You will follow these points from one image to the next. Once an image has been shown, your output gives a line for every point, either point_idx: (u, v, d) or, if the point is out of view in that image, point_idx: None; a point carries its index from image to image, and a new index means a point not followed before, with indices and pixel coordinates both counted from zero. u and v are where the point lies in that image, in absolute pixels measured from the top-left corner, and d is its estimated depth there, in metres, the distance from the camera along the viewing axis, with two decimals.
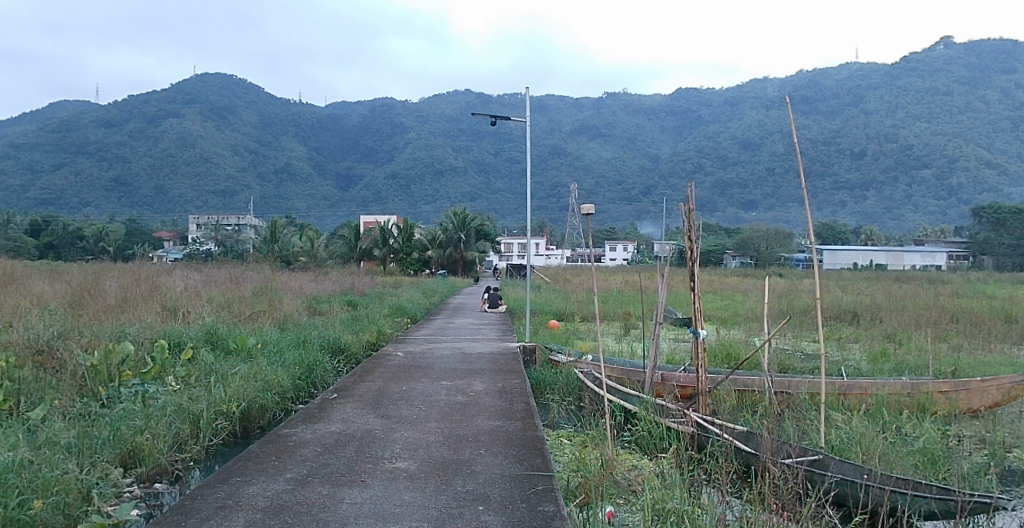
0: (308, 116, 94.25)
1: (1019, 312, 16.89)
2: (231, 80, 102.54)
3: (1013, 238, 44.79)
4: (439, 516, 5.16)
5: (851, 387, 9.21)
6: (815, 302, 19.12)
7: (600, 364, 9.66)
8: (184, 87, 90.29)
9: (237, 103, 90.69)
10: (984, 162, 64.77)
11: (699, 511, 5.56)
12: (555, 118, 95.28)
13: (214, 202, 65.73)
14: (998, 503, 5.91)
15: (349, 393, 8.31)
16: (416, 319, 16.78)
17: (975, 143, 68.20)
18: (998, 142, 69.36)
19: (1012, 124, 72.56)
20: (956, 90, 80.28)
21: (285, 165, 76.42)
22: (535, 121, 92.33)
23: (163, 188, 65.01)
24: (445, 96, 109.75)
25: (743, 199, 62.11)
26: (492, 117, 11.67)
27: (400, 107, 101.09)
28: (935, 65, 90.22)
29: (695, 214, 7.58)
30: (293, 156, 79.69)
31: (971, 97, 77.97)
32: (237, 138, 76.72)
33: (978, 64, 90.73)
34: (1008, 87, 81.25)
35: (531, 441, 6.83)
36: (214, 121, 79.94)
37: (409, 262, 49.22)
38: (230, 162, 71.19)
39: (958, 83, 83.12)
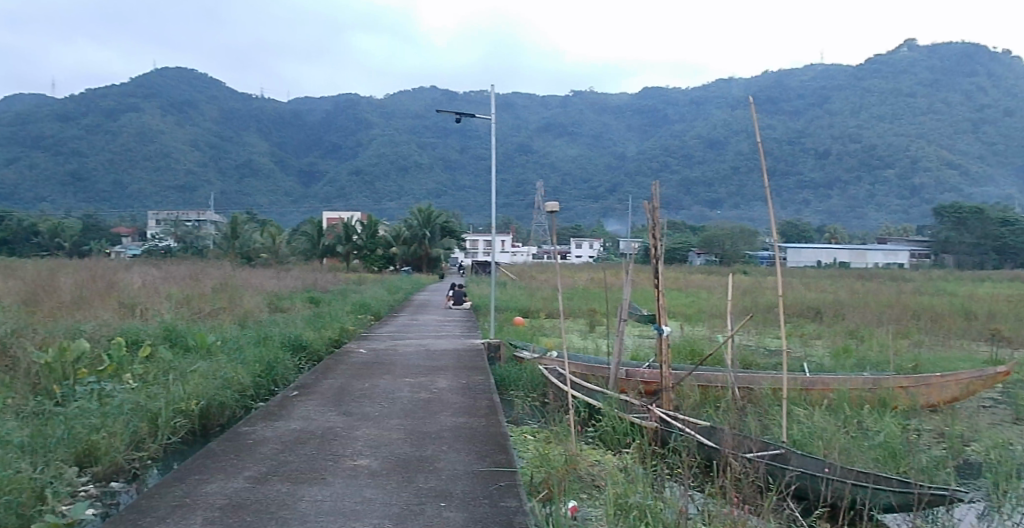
0: (271, 112, 93.22)
1: (979, 310, 17.14)
2: (193, 72, 100.50)
3: (973, 238, 45.38)
4: (400, 513, 5.13)
5: (814, 382, 9.26)
6: (779, 298, 19.35)
7: (564, 360, 9.65)
8: (145, 81, 88.70)
9: (198, 96, 88.79)
10: (946, 163, 66.19)
11: (661, 505, 5.60)
12: (521, 115, 94.72)
13: (174, 198, 64.86)
14: (955, 495, 6.06)
15: (310, 390, 8.22)
16: (380, 315, 16.71)
17: (937, 145, 69.52)
18: (959, 142, 70.81)
19: (973, 124, 74.19)
20: (919, 93, 82.29)
21: (246, 161, 75.58)
22: (502, 119, 91.79)
23: (122, 182, 63.46)
24: (412, 92, 108.74)
25: (709, 197, 62.07)
26: (460, 118, 11.52)
27: (365, 103, 99.74)
28: (899, 68, 92.08)
29: (660, 213, 7.59)
30: (255, 152, 78.72)
31: (935, 100, 80.09)
32: (199, 133, 75.64)
33: (941, 66, 92.82)
34: (971, 91, 83.43)
35: (494, 436, 6.84)
36: (174, 115, 78.51)
37: (374, 259, 50.03)
38: (189, 158, 70.42)
39: (921, 86, 85.43)
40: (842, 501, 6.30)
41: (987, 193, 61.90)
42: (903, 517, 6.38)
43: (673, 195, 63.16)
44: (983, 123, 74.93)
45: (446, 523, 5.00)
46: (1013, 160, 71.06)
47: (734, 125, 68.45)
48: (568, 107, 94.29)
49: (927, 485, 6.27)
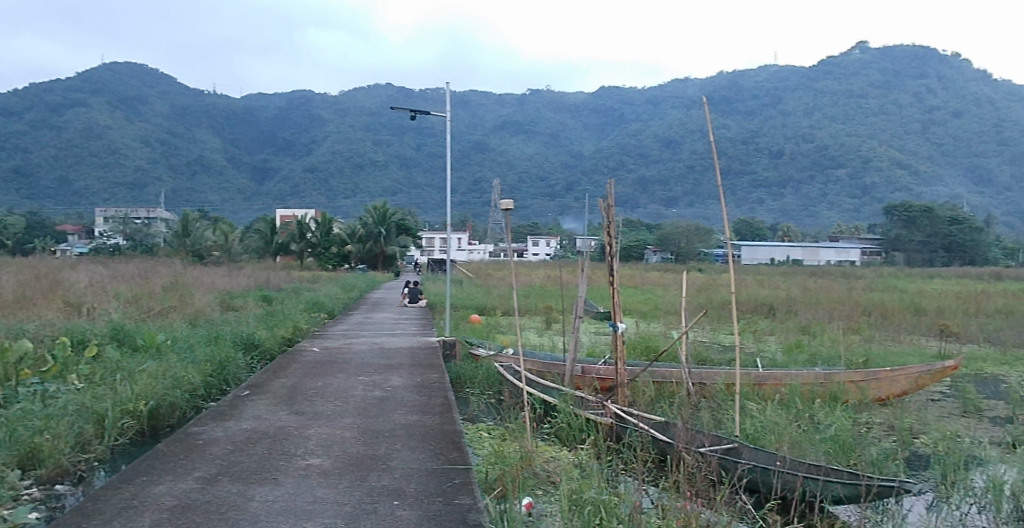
0: (223, 108, 91.56)
1: (928, 306, 17.62)
2: (142, 66, 97.96)
3: (922, 235, 46.60)
4: (352, 512, 5.10)
5: (766, 377, 9.43)
6: (733, 296, 19.66)
7: (520, 358, 9.66)
8: (93, 75, 86.35)
9: (148, 91, 86.74)
10: (897, 163, 70.45)
11: (616, 500, 5.65)
12: (478, 113, 94.47)
13: (123, 195, 63.41)
14: (902, 486, 6.22)
15: (262, 390, 8.12)
16: (334, 313, 16.59)
17: (888, 145, 74.38)
18: (910, 146, 76.01)
19: (922, 126, 80.20)
20: (871, 94, 86.13)
21: (197, 157, 74.87)
22: (460, 116, 91.29)
23: (68, 179, 61.73)
24: (367, 89, 107.60)
25: (664, 196, 62.39)
26: (415, 116, 11.37)
27: (319, 99, 98.22)
28: (851, 69, 94.74)
29: (614, 211, 7.62)
30: (208, 148, 77.89)
31: (886, 101, 85.21)
32: (150, 129, 74.01)
33: (891, 69, 96.06)
34: (920, 92, 88.32)
35: (449, 434, 6.84)
36: (123, 110, 76.49)
37: (327, 257, 49.66)
38: (139, 154, 69.12)
39: (873, 87, 89.42)
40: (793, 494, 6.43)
41: (935, 191, 66.27)
42: (852, 508, 6.53)
43: (629, 194, 63.89)
44: (931, 124, 81.35)
45: (399, 520, 4.99)
46: (957, 162, 74.99)
47: (690, 126, 70.14)
48: (526, 106, 94.20)
49: (874, 477, 6.40)
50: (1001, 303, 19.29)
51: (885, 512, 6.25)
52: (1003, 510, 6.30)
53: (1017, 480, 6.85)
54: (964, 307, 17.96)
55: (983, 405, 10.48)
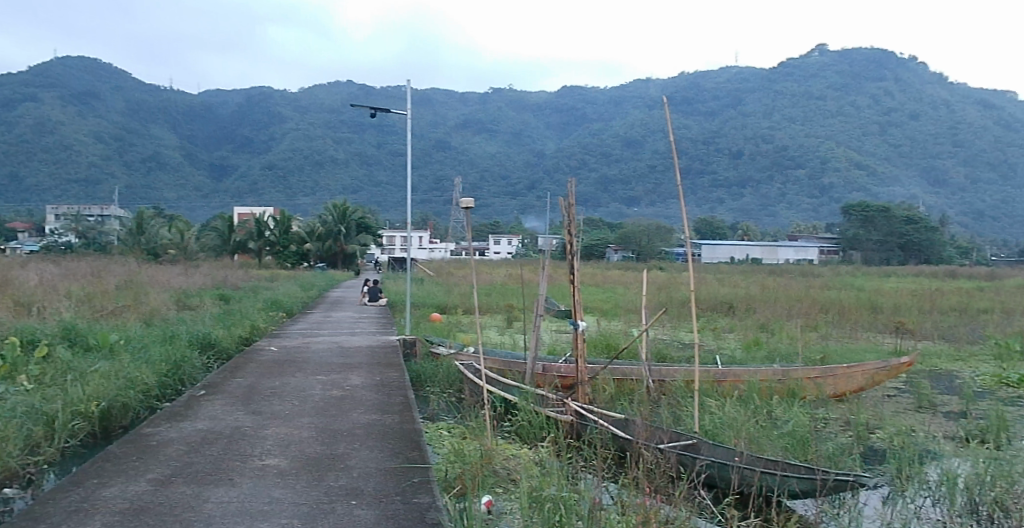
0: (181, 104, 90.13)
1: (883, 304, 17.99)
2: (96, 61, 95.94)
3: (880, 235, 47.29)
4: (309, 513, 5.07)
5: (725, 374, 9.54)
6: (692, 294, 19.85)
7: (480, 356, 9.66)
8: (45, 70, 84.42)
9: (102, 87, 84.95)
10: (856, 164, 72.22)
11: (576, 498, 5.68)
12: (442, 110, 94.31)
13: (76, 192, 62.39)
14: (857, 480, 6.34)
15: (219, 389, 8.05)
16: (293, 313, 16.45)
17: (847, 146, 76.29)
18: (867, 145, 79.33)
19: (880, 127, 83.17)
20: (829, 96, 87.96)
21: (153, 154, 73.52)
22: (423, 114, 90.98)
23: (18, 176, 61.45)
24: (329, 86, 106.65)
25: (626, 195, 62.62)
26: (376, 113, 11.24)
27: (278, 96, 96.72)
28: (810, 72, 96.72)
29: (575, 210, 7.64)
30: (164, 145, 76.49)
31: (845, 102, 87.19)
32: (102, 124, 72.50)
33: (849, 71, 98.25)
34: (877, 94, 90.94)
35: (409, 433, 6.82)
36: (75, 105, 74.82)
37: (285, 255, 49.43)
38: (92, 150, 67.95)
39: (831, 89, 91.18)
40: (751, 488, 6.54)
41: (892, 192, 69.32)
42: (809, 503, 6.63)
43: (591, 193, 64.40)
44: (889, 126, 84.21)
45: (356, 520, 4.98)
46: (912, 163, 77.62)
47: (651, 126, 71.71)
48: (489, 104, 93.96)
49: (830, 472, 6.52)
50: (955, 300, 19.87)
51: (842, 505, 6.39)
52: (956, 502, 6.44)
53: (968, 472, 7.04)
54: (920, 304, 18.45)
55: (937, 400, 10.78)
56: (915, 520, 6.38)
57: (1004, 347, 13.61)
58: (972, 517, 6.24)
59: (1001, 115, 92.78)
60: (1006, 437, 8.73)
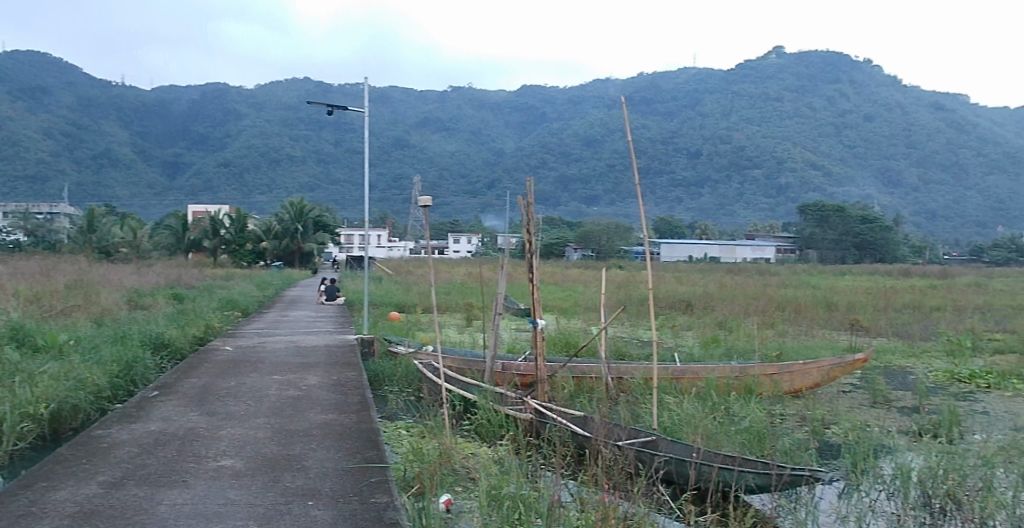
0: (134, 100, 88.24)
1: (838, 301, 18.44)
2: (45, 56, 93.43)
3: (835, 234, 48.33)
4: (265, 514, 5.02)
5: (683, 371, 9.67)
6: (650, 292, 20.11)
7: (439, 356, 9.66)
8: None
9: (52, 82, 82.82)
10: (811, 165, 73.91)
11: (534, 495, 5.68)
12: (404, 108, 93.97)
13: (25, 189, 61.08)
14: (813, 475, 6.46)
15: (172, 390, 7.94)
16: (248, 312, 16.23)
17: (802, 147, 78.04)
18: (822, 146, 81.26)
19: (835, 129, 85.59)
20: (785, 97, 89.77)
21: (105, 151, 72.02)
22: (384, 111, 90.52)
23: None
24: (289, 82, 105.46)
25: (586, 194, 63.83)
26: (334, 110, 11.09)
27: (233, 92, 94.84)
28: (767, 73, 98.58)
29: (533, 209, 7.66)
30: (115, 141, 74.62)
31: (801, 104, 89.07)
32: (52, 120, 70.72)
33: (806, 73, 100.40)
34: (833, 97, 93.21)
35: (366, 433, 6.79)
36: (23, 101, 72.86)
37: (242, 254, 48.73)
38: (42, 147, 66.47)
39: (787, 90, 92.99)
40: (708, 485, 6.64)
41: (847, 192, 71.04)
42: (766, 498, 6.74)
43: (551, 192, 65.21)
44: (845, 127, 87.32)
45: (312, 520, 4.95)
46: (864, 166, 79.89)
47: (610, 125, 73.20)
48: (450, 103, 93.82)
49: (786, 467, 6.63)
50: (907, 298, 20.38)
51: (797, 499, 6.51)
52: (910, 495, 6.59)
53: (921, 466, 7.18)
54: (874, 302, 18.88)
55: (890, 396, 11.04)
56: (869, 513, 6.54)
57: (954, 344, 14.08)
58: (924, 510, 6.40)
59: (952, 116, 95.38)
60: (956, 432, 8.97)
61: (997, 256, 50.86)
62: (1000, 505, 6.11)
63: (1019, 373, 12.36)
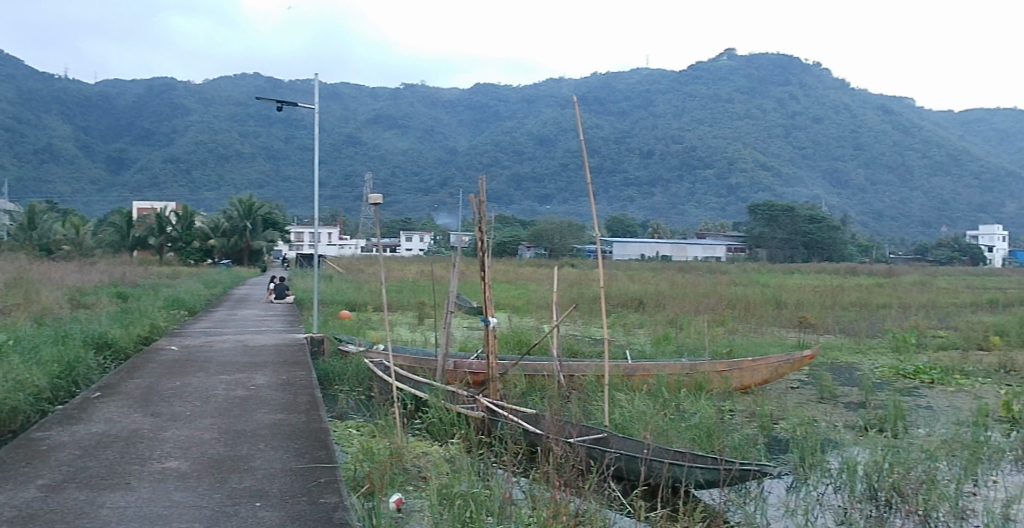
0: (78, 93, 85.65)
1: (787, 299, 18.89)
2: None
3: (784, 233, 49.60)
4: (212, 516, 4.95)
5: (635, 369, 9.83)
6: (602, 290, 20.38)
7: (391, 354, 9.67)
8: None
9: None
10: (761, 165, 75.55)
11: (485, 493, 5.71)
12: (359, 103, 93.18)
13: None
14: (760, 469, 6.64)
15: (115, 391, 7.80)
16: (196, 311, 15.93)
17: (753, 148, 79.75)
18: (772, 147, 83.27)
19: (784, 131, 87.73)
20: (736, 98, 91.55)
21: (46, 145, 69.93)
22: (338, 106, 89.72)
23: None
24: (240, 76, 103.52)
25: (539, 193, 64.59)
26: (283, 106, 10.87)
27: (182, 86, 92.60)
28: (718, 75, 100.34)
29: (485, 207, 7.69)
30: (58, 135, 72.48)
31: (751, 105, 90.96)
32: None
33: (757, 75, 102.48)
34: (783, 98, 95.42)
35: (314, 432, 6.76)
36: None
37: (188, 251, 47.85)
38: None
39: (738, 92, 94.80)
40: (661, 480, 6.75)
41: (796, 192, 72.78)
42: (716, 492, 6.87)
43: (504, 191, 65.56)
44: (794, 129, 89.55)
45: (260, 522, 4.89)
46: (813, 167, 82.07)
47: (563, 124, 73.62)
48: (406, 99, 93.44)
49: (735, 463, 6.78)
50: (855, 296, 20.97)
51: (746, 494, 6.68)
52: (857, 488, 6.80)
53: (868, 459, 7.40)
54: (823, 300, 19.41)
55: (837, 391, 11.35)
56: (817, 507, 6.78)
57: (900, 340, 14.57)
58: (871, 504, 6.63)
59: (898, 118, 98.36)
60: (900, 425, 9.23)
61: (940, 255, 52.74)
62: (944, 497, 6.35)
63: (960, 369, 12.83)
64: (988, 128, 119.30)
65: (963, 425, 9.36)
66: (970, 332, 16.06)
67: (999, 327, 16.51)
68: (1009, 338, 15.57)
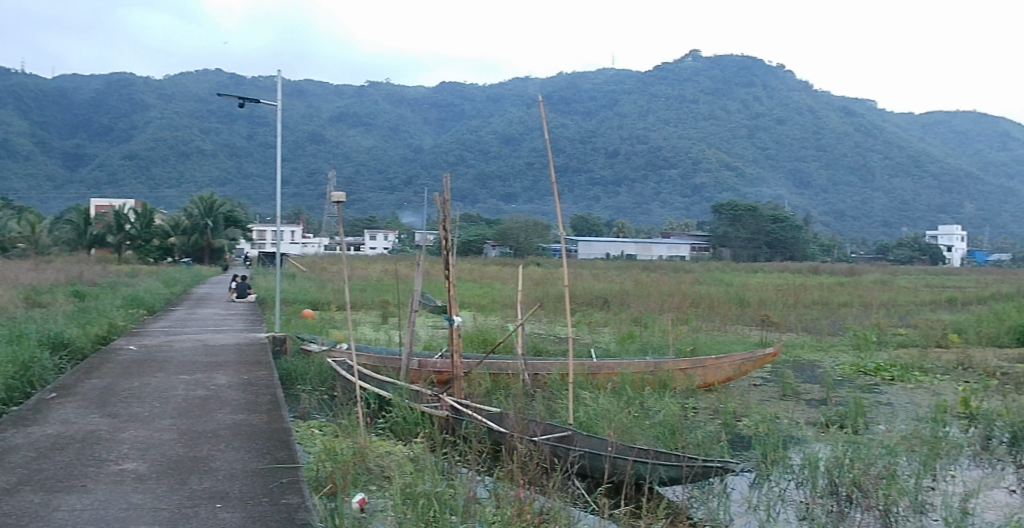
0: (34, 87, 83.58)
1: (750, 298, 19.15)
2: None
3: (747, 233, 50.28)
4: (170, 517, 4.89)
5: (600, 367, 9.90)
6: (568, 289, 20.47)
7: (354, 353, 9.61)
8: None
9: None
10: (725, 165, 76.53)
11: (449, 492, 5.70)
12: (325, 100, 92.30)
13: None
14: (724, 466, 6.72)
15: (72, 392, 7.65)
16: (155, 310, 15.64)
17: (717, 148, 80.73)
18: (736, 148, 84.32)
19: (748, 132, 88.94)
20: (701, 99, 92.67)
21: None
22: (304, 103, 88.84)
23: None
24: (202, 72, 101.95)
25: (504, 192, 64.52)
26: (246, 102, 10.69)
27: (142, 81, 90.68)
28: (683, 76, 101.41)
29: (450, 206, 7.67)
30: (12, 131, 70.71)
31: (716, 106, 92.14)
32: None
33: (721, 76, 103.81)
34: (746, 100, 96.78)
35: (276, 432, 6.71)
36: None
37: (147, 250, 47.34)
38: None
39: (703, 93, 95.93)
40: (624, 478, 6.81)
41: (759, 192, 73.83)
42: (680, 489, 6.92)
43: (469, 190, 65.27)
44: (757, 129, 90.74)
45: (219, 524, 4.84)
46: (776, 168, 83.37)
47: (529, 124, 73.85)
48: (372, 96, 92.87)
49: (699, 460, 6.85)
50: (817, 295, 21.35)
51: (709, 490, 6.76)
52: (817, 484, 6.93)
53: (828, 455, 7.54)
54: (785, 298, 19.73)
55: (799, 389, 11.56)
56: (780, 502, 6.90)
57: (861, 337, 14.87)
58: (832, 498, 6.75)
59: (859, 120, 100.30)
60: (861, 421, 9.43)
61: (900, 255, 53.93)
62: (904, 491, 6.52)
63: (920, 366, 13.15)
64: (947, 130, 122.22)
65: (922, 421, 9.58)
66: (930, 330, 16.45)
67: (957, 326, 16.92)
68: (966, 337, 15.99)
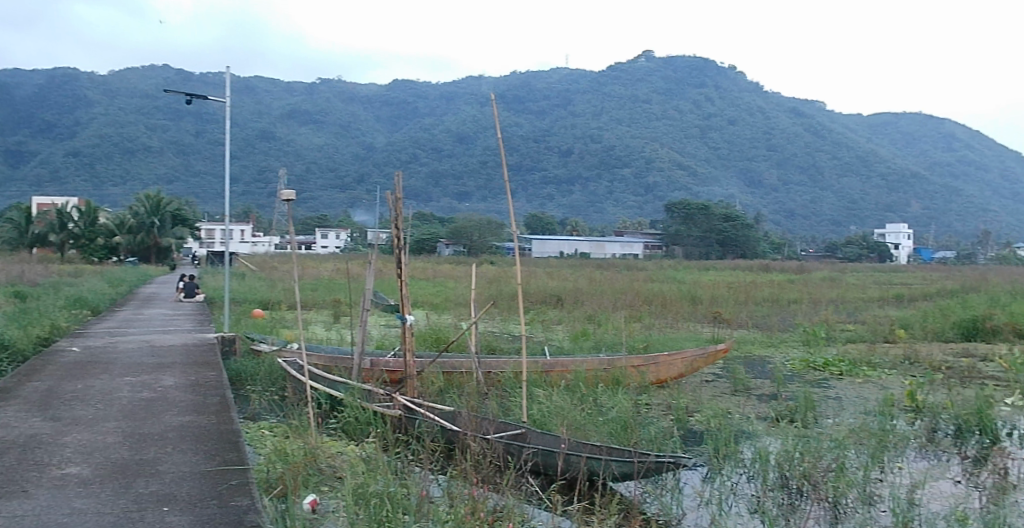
0: None
1: (702, 295, 19.51)
2: None
3: (699, 231, 51.15)
4: (115, 522, 4.81)
5: (553, 364, 10.00)
6: (521, 287, 20.58)
7: (305, 353, 9.53)
8: None
9: None
10: (677, 164, 77.65)
11: (402, 491, 5.71)
12: (278, 96, 90.99)
13: None
14: (676, 461, 6.83)
15: (12, 395, 7.44)
16: (99, 310, 15.26)
17: (669, 148, 81.92)
18: (689, 147, 85.58)
19: (700, 132, 90.36)
20: (653, 99, 93.95)
21: None
22: (256, 100, 87.51)
23: None
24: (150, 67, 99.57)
25: (458, 190, 64.46)
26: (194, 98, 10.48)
27: (85, 77, 88.06)
28: (636, 76, 102.69)
29: (401, 205, 7.65)
30: None
31: (668, 107, 93.50)
32: None
33: (673, 77, 105.41)
34: (698, 100, 98.41)
35: (225, 433, 6.65)
36: None
37: (92, 249, 45.37)
38: None
39: (656, 93, 97.24)
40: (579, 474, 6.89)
41: (711, 191, 75.05)
42: (632, 485, 7.02)
43: (422, 189, 64.94)
44: (709, 129, 92.21)
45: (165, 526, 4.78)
46: (727, 167, 84.97)
47: (482, 123, 73.94)
48: (324, 93, 91.89)
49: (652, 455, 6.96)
50: (767, 292, 21.86)
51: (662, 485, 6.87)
52: (768, 478, 7.13)
53: (779, 449, 7.75)
54: (737, 296, 20.15)
55: (750, 384, 11.84)
56: (732, 496, 7.06)
57: (810, 333, 15.27)
58: (782, 491, 6.95)
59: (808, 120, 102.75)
60: (810, 415, 9.70)
61: (849, 252, 55.36)
62: (850, 484, 6.75)
63: (868, 361, 13.55)
64: (893, 131, 125.89)
65: (869, 415, 9.91)
66: (877, 326, 16.97)
67: (903, 321, 17.51)
68: (912, 331, 16.60)
